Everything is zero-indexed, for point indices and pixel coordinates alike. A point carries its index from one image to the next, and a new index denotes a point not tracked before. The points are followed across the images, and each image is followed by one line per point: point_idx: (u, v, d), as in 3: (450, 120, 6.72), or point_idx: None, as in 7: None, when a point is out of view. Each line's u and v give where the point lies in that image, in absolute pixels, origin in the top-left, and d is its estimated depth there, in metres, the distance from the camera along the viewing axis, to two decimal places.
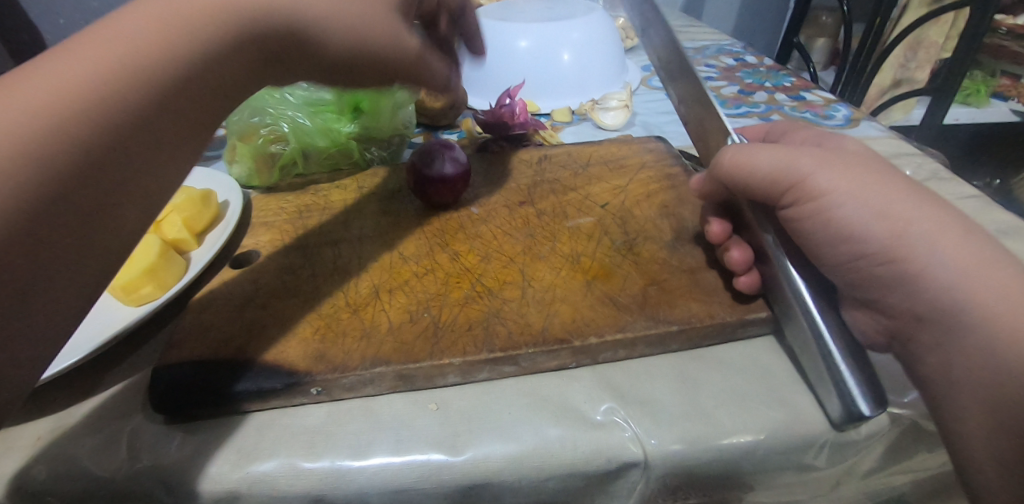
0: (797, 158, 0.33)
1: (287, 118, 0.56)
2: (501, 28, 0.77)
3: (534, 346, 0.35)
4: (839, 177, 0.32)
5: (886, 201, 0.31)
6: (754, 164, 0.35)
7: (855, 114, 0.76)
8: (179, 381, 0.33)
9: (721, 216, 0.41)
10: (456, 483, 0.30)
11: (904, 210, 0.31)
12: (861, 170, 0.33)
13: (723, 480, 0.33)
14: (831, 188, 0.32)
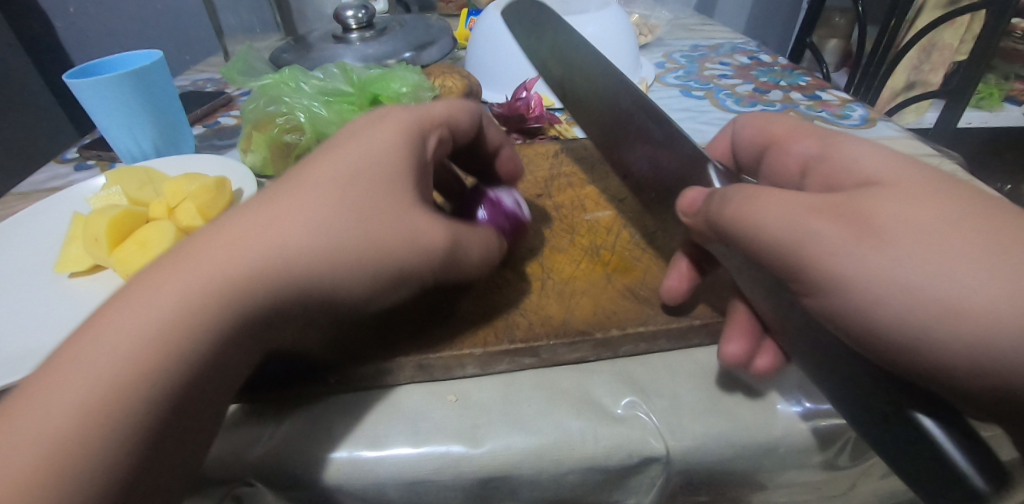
0: (797, 207, 0.26)
1: (303, 108, 0.55)
2: (515, 22, 0.77)
3: (555, 337, 0.35)
4: (891, 255, 0.22)
5: (961, 282, 0.21)
6: (758, 225, 0.27)
7: (872, 114, 0.75)
8: None
9: (681, 271, 0.37)
10: (475, 476, 0.30)
11: (950, 222, 0.22)
12: (903, 206, 0.23)
13: (741, 477, 0.32)
14: (867, 272, 0.23)
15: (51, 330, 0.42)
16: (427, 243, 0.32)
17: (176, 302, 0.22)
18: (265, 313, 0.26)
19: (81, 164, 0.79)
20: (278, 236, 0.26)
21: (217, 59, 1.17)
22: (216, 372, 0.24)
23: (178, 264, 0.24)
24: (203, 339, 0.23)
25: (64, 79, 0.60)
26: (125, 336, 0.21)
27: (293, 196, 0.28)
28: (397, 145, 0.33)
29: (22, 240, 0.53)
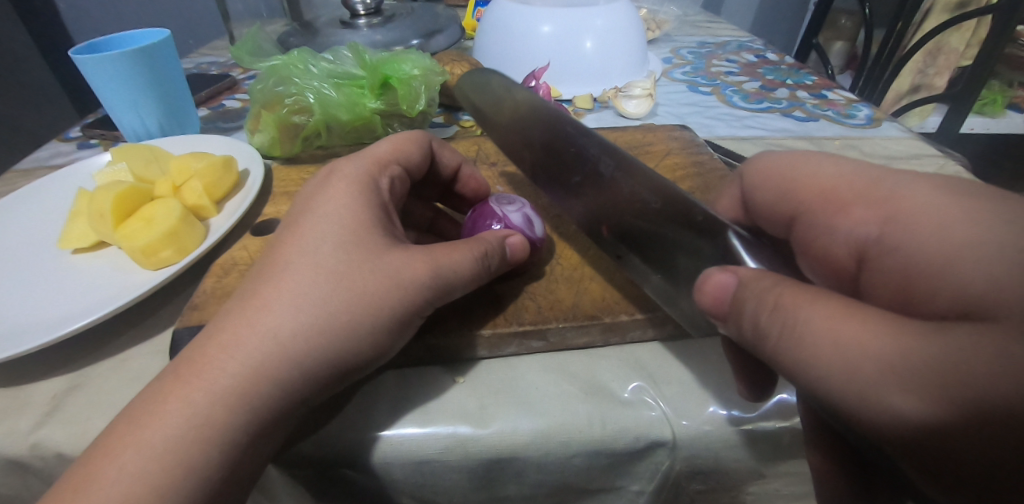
0: (885, 346, 0.21)
1: (313, 89, 0.55)
2: (524, 12, 0.76)
3: (564, 320, 0.35)
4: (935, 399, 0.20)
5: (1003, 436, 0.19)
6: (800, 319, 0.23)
7: (878, 114, 0.75)
8: None
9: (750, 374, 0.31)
10: (483, 455, 0.30)
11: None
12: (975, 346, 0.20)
13: (742, 470, 0.33)
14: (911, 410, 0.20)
15: (56, 304, 0.41)
16: (411, 280, 0.30)
17: (187, 415, 0.25)
18: (280, 399, 0.27)
19: (84, 143, 0.79)
20: (267, 327, 0.27)
21: (221, 42, 1.17)
22: (253, 452, 0.27)
23: (184, 379, 0.26)
24: (221, 442, 0.25)
25: (70, 56, 0.60)
26: (156, 450, 0.24)
27: (276, 279, 0.29)
28: (357, 200, 0.33)
29: (26, 216, 0.53)
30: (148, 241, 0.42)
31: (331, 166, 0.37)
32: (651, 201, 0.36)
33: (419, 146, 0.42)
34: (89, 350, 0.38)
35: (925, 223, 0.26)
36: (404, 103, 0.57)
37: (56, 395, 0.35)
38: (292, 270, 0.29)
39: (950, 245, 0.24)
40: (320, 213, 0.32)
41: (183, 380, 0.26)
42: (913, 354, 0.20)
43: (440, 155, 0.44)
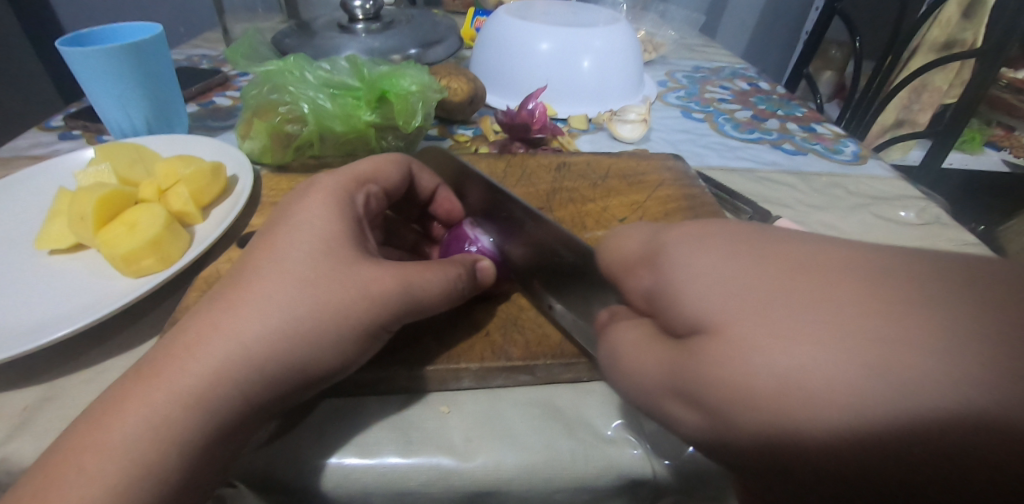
0: (658, 379, 0.21)
1: (307, 98, 0.54)
2: (524, 28, 0.76)
3: (552, 357, 0.35)
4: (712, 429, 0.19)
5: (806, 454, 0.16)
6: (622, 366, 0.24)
7: (863, 151, 0.77)
8: None
9: None
10: (464, 489, 0.30)
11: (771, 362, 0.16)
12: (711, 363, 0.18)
13: None
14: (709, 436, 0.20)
15: (29, 309, 0.40)
16: (381, 294, 0.30)
17: (145, 417, 0.24)
18: (243, 406, 0.26)
19: (66, 134, 0.76)
20: (232, 331, 0.26)
21: (214, 35, 1.15)
22: (217, 454, 0.26)
23: (143, 379, 0.25)
24: (182, 443, 0.24)
25: (56, 47, 0.58)
26: (119, 447, 0.23)
27: (247, 284, 0.28)
28: (333, 212, 0.32)
29: (1, 211, 0.51)
30: (130, 248, 0.41)
31: (308, 179, 0.37)
32: (566, 257, 0.38)
33: (399, 165, 0.42)
34: (62, 359, 0.37)
35: (698, 303, 0.19)
36: (401, 117, 0.56)
37: (24, 408, 0.34)
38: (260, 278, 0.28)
39: (734, 309, 0.17)
40: (293, 222, 0.31)
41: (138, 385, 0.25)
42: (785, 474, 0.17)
43: (418, 178, 0.44)
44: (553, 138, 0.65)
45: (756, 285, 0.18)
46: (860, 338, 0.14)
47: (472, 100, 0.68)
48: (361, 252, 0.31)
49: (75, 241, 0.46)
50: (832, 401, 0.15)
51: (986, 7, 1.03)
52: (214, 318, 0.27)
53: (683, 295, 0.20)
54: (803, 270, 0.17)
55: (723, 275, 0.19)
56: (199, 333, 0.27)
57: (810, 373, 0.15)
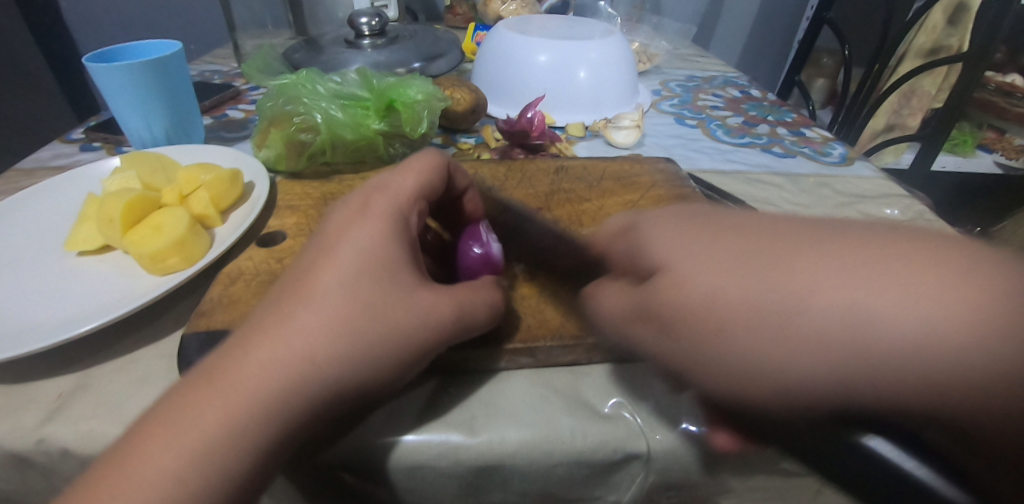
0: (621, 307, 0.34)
1: (320, 109, 0.58)
2: (522, 42, 0.80)
3: (551, 340, 0.38)
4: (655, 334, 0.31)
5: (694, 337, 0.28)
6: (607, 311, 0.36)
7: (851, 153, 0.80)
8: None
9: None
10: (473, 462, 0.33)
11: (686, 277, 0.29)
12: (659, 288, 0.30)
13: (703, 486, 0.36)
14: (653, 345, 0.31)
15: (62, 305, 0.43)
16: (438, 321, 0.32)
17: (224, 427, 0.25)
18: (307, 419, 0.27)
19: (87, 146, 0.80)
20: (301, 346, 0.27)
21: (225, 52, 1.19)
22: (275, 465, 0.27)
23: (214, 388, 0.26)
24: (256, 449, 0.25)
25: (83, 63, 0.62)
26: (191, 456, 0.24)
27: (310, 297, 0.29)
28: (393, 234, 0.34)
29: (33, 217, 0.54)
30: (158, 248, 0.44)
31: (360, 195, 0.37)
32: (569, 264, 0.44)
33: (440, 167, 0.41)
34: (95, 350, 0.40)
35: (732, 276, 0.27)
36: (407, 125, 0.60)
37: (62, 394, 0.37)
38: (323, 292, 0.29)
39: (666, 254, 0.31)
40: (356, 241, 0.32)
41: (212, 389, 0.26)
42: (779, 404, 0.24)
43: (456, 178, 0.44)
44: (552, 144, 0.68)
45: (770, 261, 0.26)
46: (856, 290, 0.23)
47: (474, 110, 0.71)
48: (415, 280, 0.32)
49: (103, 242, 0.49)
50: (828, 332, 0.23)
51: (971, 14, 1.08)
52: (281, 331, 0.28)
53: (715, 272, 0.28)
54: (805, 247, 0.26)
55: (741, 258, 0.28)
56: (269, 344, 0.27)
57: (812, 318, 0.23)
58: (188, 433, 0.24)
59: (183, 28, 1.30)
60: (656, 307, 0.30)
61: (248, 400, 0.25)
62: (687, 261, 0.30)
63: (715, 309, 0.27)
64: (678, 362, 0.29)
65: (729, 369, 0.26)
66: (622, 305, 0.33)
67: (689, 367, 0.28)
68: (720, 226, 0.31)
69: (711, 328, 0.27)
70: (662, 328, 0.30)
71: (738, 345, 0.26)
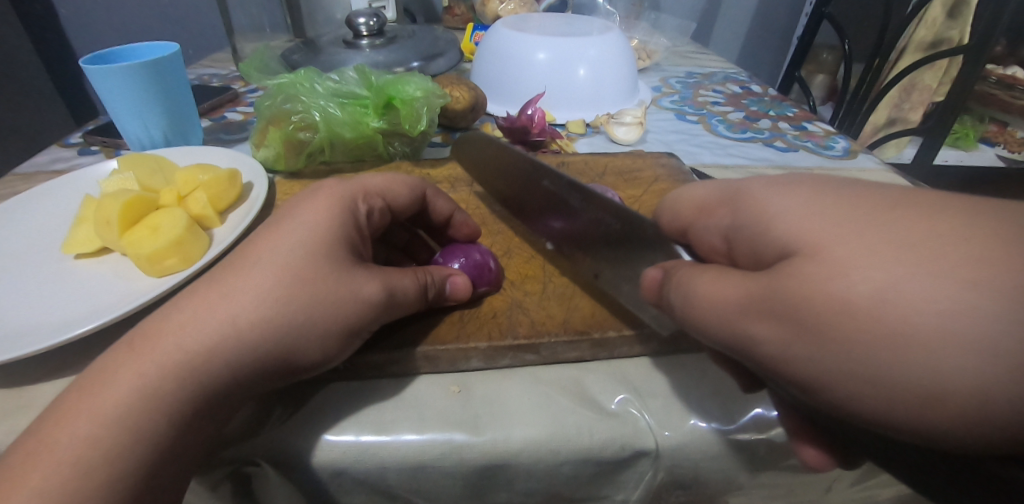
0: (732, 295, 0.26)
1: (318, 107, 0.58)
2: (521, 39, 0.79)
3: (555, 336, 0.37)
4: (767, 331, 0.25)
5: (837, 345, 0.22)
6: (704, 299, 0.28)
7: (854, 146, 0.79)
8: None
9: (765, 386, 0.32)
10: (476, 462, 0.32)
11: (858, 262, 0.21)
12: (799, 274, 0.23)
13: (714, 485, 0.35)
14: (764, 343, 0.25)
15: (59, 308, 0.42)
16: (368, 296, 0.32)
17: (136, 386, 0.26)
18: (227, 380, 0.28)
19: (86, 150, 0.80)
20: (227, 310, 0.28)
21: (224, 55, 1.19)
22: (196, 429, 0.28)
23: (135, 352, 0.27)
24: (169, 412, 0.26)
25: (81, 66, 0.61)
26: (103, 415, 0.25)
27: (243, 268, 0.30)
28: (338, 213, 0.35)
29: (31, 219, 0.54)
30: (155, 248, 0.44)
31: (319, 183, 0.39)
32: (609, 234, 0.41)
33: (395, 177, 0.43)
34: (90, 352, 0.39)
35: (902, 266, 0.20)
36: (407, 122, 0.59)
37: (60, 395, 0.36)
38: (258, 264, 0.30)
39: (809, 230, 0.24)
40: (300, 218, 0.34)
41: (139, 350, 0.27)
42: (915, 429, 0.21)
43: (434, 201, 0.46)
44: (552, 141, 0.68)
45: (943, 252, 0.20)
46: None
47: (473, 108, 0.71)
48: (352, 260, 0.33)
49: (101, 245, 0.49)
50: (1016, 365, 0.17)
51: (971, 7, 1.06)
52: (211, 299, 0.29)
53: (870, 260, 0.21)
54: (989, 239, 0.19)
55: (910, 238, 0.21)
56: (197, 309, 0.29)
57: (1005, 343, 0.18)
58: (105, 389, 0.26)
59: (182, 31, 1.30)
60: (779, 294, 0.23)
61: (167, 363, 0.27)
62: (829, 235, 0.23)
63: (881, 312, 0.20)
64: (796, 362, 0.23)
65: (866, 383, 0.21)
66: (732, 292, 0.26)
67: (815, 373, 0.23)
68: (853, 193, 0.24)
69: (862, 331, 0.21)
70: (791, 320, 0.23)
71: (885, 354, 0.20)
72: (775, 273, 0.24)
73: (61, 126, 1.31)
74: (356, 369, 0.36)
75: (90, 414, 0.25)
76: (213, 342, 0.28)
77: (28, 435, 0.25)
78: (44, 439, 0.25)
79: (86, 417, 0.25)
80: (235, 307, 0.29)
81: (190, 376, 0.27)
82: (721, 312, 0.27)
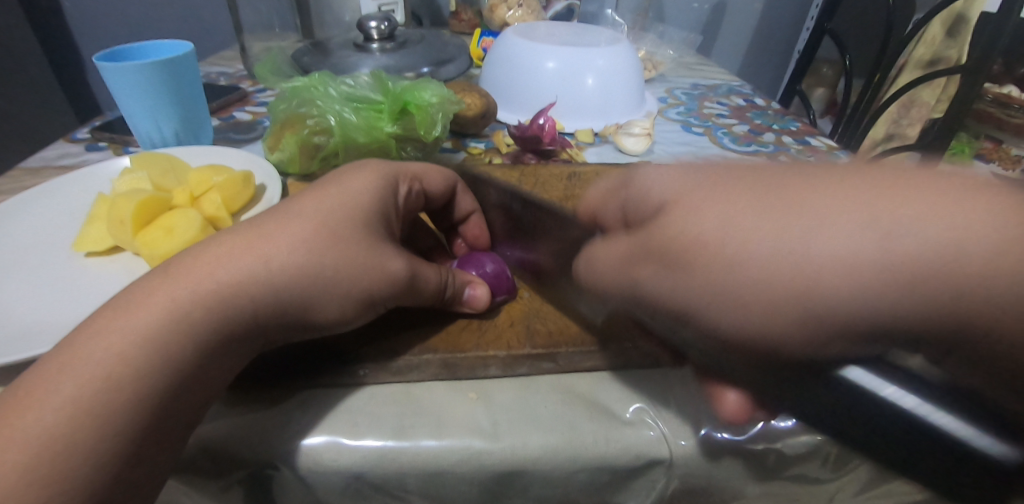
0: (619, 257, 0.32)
1: (334, 112, 0.58)
2: (530, 48, 0.80)
3: (572, 346, 0.38)
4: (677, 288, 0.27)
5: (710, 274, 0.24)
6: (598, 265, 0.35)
7: (856, 161, 0.80)
8: (264, 370, 0.35)
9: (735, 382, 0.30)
10: (494, 468, 0.33)
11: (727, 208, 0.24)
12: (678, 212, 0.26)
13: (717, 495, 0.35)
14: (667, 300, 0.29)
15: (71, 306, 0.43)
16: (394, 272, 0.35)
17: (167, 312, 0.27)
18: (249, 320, 0.30)
19: (93, 145, 0.80)
20: (263, 254, 0.31)
21: (231, 54, 1.19)
22: (208, 374, 0.29)
23: (170, 279, 0.29)
24: (196, 344, 0.28)
25: (93, 61, 0.61)
26: (137, 332, 0.26)
27: (281, 222, 0.33)
28: (375, 189, 0.39)
29: (43, 215, 0.54)
30: (169, 249, 0.44)
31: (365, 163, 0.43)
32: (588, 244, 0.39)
33: (440, 172, 0.47)
34: None
35: (748, 211, 0.22)
36: (422, 128, 0.60)
37: None
38: (296, 223, 0.33)
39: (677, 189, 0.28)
40: (341, 189, 0.37)
41: (179, 273, 0.29)
42: (802, 340, 0.21)
43: (459, 198, 0.49)
44: (563, 150, 0.69)
45: (781, 190, 0.22)
46: (875, 215, 0.18)
47: (484, 114, 0.72)
48: (383, 238, 0.36)
49: (112, 244, 0.49)
50: (863, 254, 0.18)
51: (969, 27, 1.08)
52: (249, 242, 0.32)
53: (723, 203, 0.24)
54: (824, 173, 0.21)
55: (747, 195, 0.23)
56: (235, 249, 0.31)
57: (905, 245, 0.17)
58: (137, 306, 0.27)
59: (189, 29, 1.30)
60: (660, 242, 0.27)
61: (198, 294, 0.29)
62: (699, 197, 0.26)
63: (729, 248, 0.23)
64: (678, 302, 0.26)
65: (758, 317, 0.22)
66: (620, 250, 0.31)
67: (716, 305, 0.23)
68: (732, 172, 0.26)
69: (720, 267, 0.23)
70: (668, 266, 0.26)
71: (746, 282, 0.22)
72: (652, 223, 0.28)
73: (62, 121, 1.30)
74: (373, 371, 0.37)
75: (119, 327, 0.26)
76: (244, 284, 0.30)
77: (59, 359, 0.26)
78: (71, 362, 0.25)
79: (115, 330, 0.26)
80: (274, 258, 0.31)
81: (220, 310, 0.29)
82: (612, 267, 0.32)
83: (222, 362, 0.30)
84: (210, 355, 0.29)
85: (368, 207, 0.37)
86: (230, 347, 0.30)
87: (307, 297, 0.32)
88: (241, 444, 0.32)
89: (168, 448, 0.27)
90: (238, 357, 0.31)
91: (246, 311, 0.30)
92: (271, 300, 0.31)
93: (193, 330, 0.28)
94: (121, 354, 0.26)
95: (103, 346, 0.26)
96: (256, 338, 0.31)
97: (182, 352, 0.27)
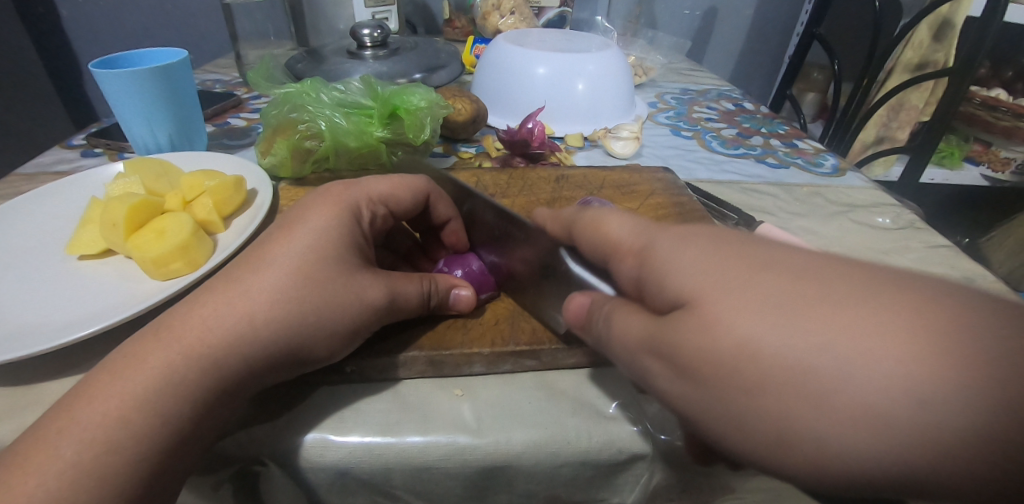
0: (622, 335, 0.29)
1: (325, 117, 0.59)
2: (519, 55, 0.82)
3: (555, 343, 0.39)
4: (703, 403, 0.24)
5: (763, 395, 0.21)
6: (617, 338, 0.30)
7: (843, 164, 0.81)
8: None
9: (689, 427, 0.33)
10: (479, 464, 0.33)
11: (772, 327, 0.21)
12: (700, 319, 0.24)
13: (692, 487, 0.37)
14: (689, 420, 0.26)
15: (62, 309, 0.43)
16: (373, 302, 0.36)
17: (162, 374, 0.29)
18: (243, 372, 0.31)
19: (89, 152, 0.80)
20: (245, 308, 0.31)
21: (226, 61, 1.21)
22: (205, 422, 0.30)
23: (163, 339, 0.30)
24: (189, 399, 0.29)
25: (89, 69, 0.62)
26: (133, 397, 0.28)
27: (256, 270, 0.34)
28: (340, 219, 0.39)
29: (34, 221, 0.54)
30: (160, 252, 0.45)
31: (331, 186, 0.44)
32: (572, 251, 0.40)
33: (411, 179, 0.47)
34: (96, 352, 0.40)
35: (774, 327, 0.21)
36: (411, 132, 0.61)
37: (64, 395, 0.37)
38: (268, 269, 0.33)
39: (692, 284, 0.25)
40: (306, 222, 0.37)
41: (164, 340, 0.30)
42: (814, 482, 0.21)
43: (435, 206, 0.49)
44: (552, 153, 0.70)
45: (816, 306, 0.21)
46: (916, 368, 0.18)
47: (475, 119, 0.73)
48: (360, 263, 0.37)
49: (104, 246, 0.50)
50: (894, 418, 0.18)
51: (955, 31, 1.10)
52: (230, 298, 0.32)
53: (742, 310, 0.23)
54: (866, 310, 0.20)
55: (777, 311, 0.22)
56: (217, 309, 0.31)
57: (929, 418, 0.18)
58: (132, 377, 0.28)
59: (185, 36, 1.31)
60: (676, 348, 0.25)
61: (185, 356, 0.29)
62: (715, 290, 0.24)
63: (750, 370, 0.22)
64: (698, 411, 0.24)
65: (864, 439, 0.19)
66: (637, 329, 0.28)
67: (774, 443, 0.22)
68: (752, 246, 0.25)
69: (741, 385, 0.22)
70: (688, 375, 0.24)
71: (764, 412, 0.21)
72: (669, 322, 0.25)
73: (60, 127, 1.31)
74: (357, 377, 0.37)
75: (114, 396, 0.27)
76: (228, 340, 0.30)
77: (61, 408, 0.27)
78: (73, 422, 0.27)
79: (110, 399, 0.27)
80: (256, 310, 0.32)
81: (212, 368, 0.30)
82: (622, 343, 0.29)
83: (218, 410, 0.30)
84: (205, 403, 0.29)
85: (339, 236, 0.37)
86: (225, 392, 0.30)
87: (293, 339, 0.32)
88: (230, 442, 0.32)
89: (164, 466, 0.28)
90: (237, 402, 0.32)
91: (242, 370, 0.31)
92: (262, 352, 0.31)
93: (188, 394, 0.29)
94: (117, 419, 0.27)
95: (99, 415, 0.27)
96: (249, 387, 0.32)
97: (175, 417, 0.28)
